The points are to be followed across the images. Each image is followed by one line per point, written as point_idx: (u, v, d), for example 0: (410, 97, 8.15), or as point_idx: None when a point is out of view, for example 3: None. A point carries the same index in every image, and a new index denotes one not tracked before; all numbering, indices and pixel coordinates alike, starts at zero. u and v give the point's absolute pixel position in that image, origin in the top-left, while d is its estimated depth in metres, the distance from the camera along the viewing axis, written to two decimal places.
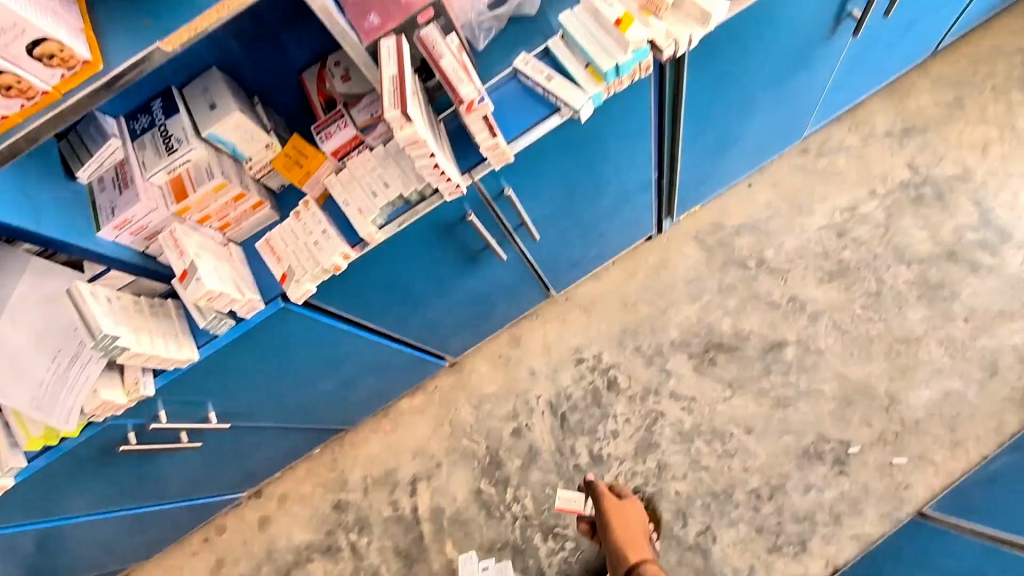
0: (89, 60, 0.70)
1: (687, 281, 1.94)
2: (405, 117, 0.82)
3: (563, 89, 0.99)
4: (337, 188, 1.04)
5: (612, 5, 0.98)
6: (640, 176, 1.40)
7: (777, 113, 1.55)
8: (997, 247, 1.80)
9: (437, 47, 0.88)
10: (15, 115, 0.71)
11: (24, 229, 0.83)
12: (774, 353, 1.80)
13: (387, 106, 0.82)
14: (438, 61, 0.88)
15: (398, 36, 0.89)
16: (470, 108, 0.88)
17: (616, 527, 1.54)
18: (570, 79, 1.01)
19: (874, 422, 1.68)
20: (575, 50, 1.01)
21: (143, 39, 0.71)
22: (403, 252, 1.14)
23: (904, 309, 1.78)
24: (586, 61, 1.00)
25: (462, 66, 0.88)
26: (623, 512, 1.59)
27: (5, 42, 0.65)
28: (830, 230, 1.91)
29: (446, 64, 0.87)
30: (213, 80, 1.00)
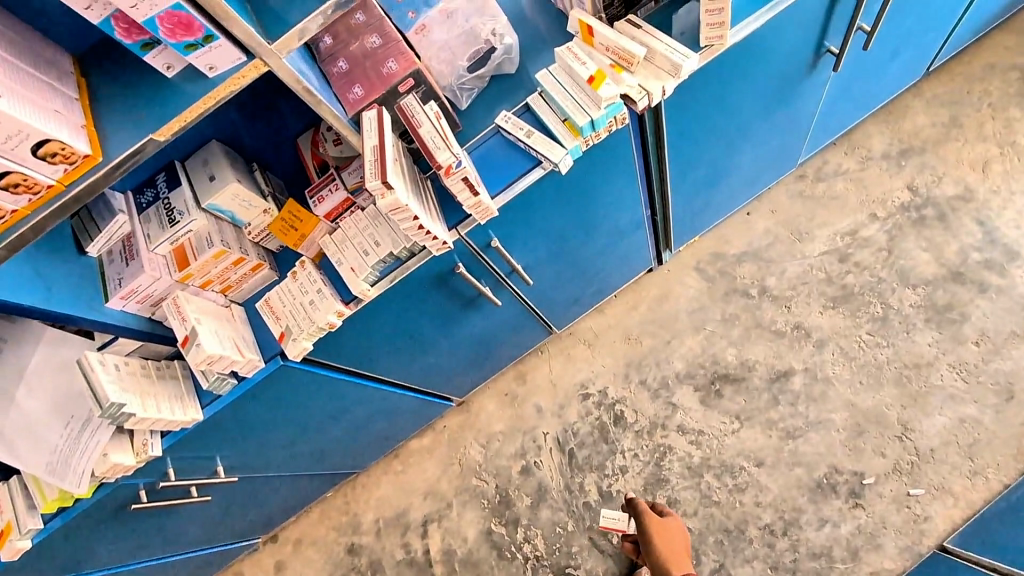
0: (89, 153, 0.75)
1: (690, 312, 1.93)
2: (387, 185, 0.85)
3: (543, 144, 1.02)
4: (331, 249, 1.08)
5: (584, 63, 1.00)
6: (630, 216, 1.42)
7: (766, 145, 1.57)
8: (1004, 266, 1.78)
9: (416, 116, 0.92)
10: (23, 209, 0.77)
11: (35, 307, 0.88)
12: (781, 382, 1.78)
13: (369, 177, 0.85)
14: (417, 129, 0.92)
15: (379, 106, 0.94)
16: (448, 172, 0.92)
17: (659, 543, 1.48)
18: (550, 134, 1.04)
19: (887, 451, 1.65)
20: (553, 105, 1.04)
21: (138, 131, 0.77)
22: (397, 305, 1.17)
23: (912, 333, 1.75)
24: (564, 116, 1.02)
25: (440, 133, 0.92)
26: (668, 530, 1.52)
27: (10, 146, 0.70)
28: (833, 255, 1.89)
29: (424, 132, 0.91)
30: (212, 153, 1.06)
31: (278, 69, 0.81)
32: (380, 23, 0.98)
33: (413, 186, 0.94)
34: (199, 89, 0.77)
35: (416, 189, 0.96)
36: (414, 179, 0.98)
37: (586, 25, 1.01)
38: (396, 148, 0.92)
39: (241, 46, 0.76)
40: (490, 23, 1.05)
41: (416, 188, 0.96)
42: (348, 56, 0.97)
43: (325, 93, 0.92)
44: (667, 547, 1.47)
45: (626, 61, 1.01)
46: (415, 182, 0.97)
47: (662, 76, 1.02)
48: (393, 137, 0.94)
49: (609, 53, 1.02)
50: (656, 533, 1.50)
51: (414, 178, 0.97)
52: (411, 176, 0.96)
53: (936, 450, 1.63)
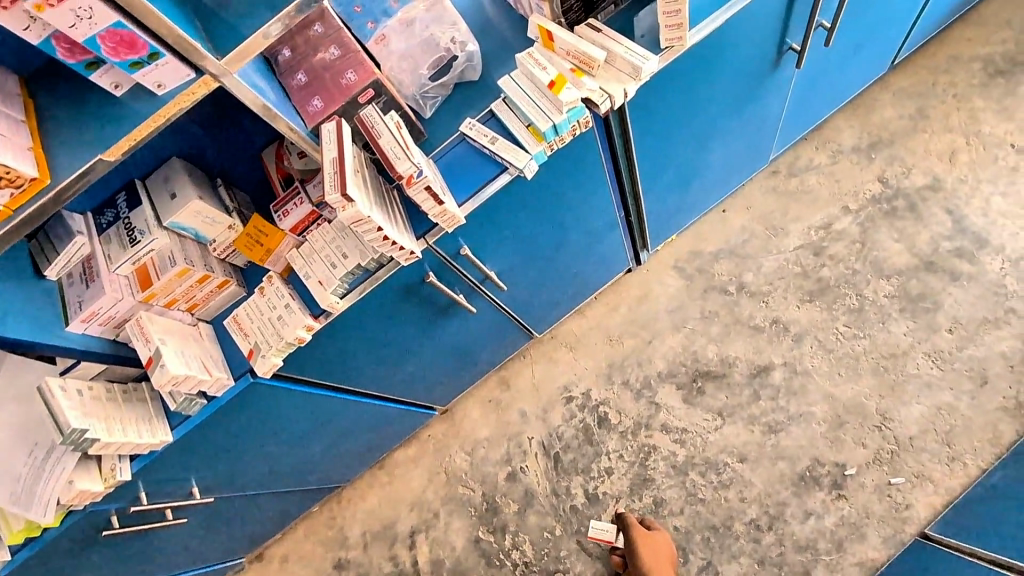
0: (37, 176, 0.74)
1: (669, 311, 1.93)
2: (346, 198, 0.84)
3: (507, 150, 1.02)
4: (298, 262, 1.07)
5: (545, 69, 1.01)
6: (604, 218, 1.42)
7: (735, 143, 1.58)
8: (974, 254, 1.80)
9: (375, 126, 0.92)
10: None
11: None
12: (761, 378, 1.79)
13: (328, 190, 0.84)
14: (377, 139, 0.92)
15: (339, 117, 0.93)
16: (410, 181, 0.91)
17: (646, 557, 1.59)
18: (514, 140, 1.03)
19: (867, 442, 1.67)
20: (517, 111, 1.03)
21: (87, 151, 0.75)
22: (369, 317, 1.16)
23: (887, 323, 1.77)
24: (527, 121, 1.02)
25: (400, 142, 0.91)
26: (655, 544, 1.63)
27: None
28: (807, 249, 1.91)
29: (384, 142, 0.91)
30: (173, 170, 1.04)
31: (228, 85, 0.80)
32: (337, 34, 0.96)
33: (377, 198, 0.93)
34: (147, 107, 0.76)
35: (381, 201, 0.95)
36: (378, 191, 0.97)
37: (546, 30, 1.02)
38: (356, 159, 0.92)
39: (189, 62, 0.75)
40: (451, 31, 1.04)
41: (380, 199, 0.96)
42: (306, 69, 0.95)
43: (282, 107, 0.90)
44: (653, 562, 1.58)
45: (587, 64, 1.02)
46: (379, 194, 0.96)
47: (622, 78, 1.02)
48: (354, 149, 0.93)
49: (570, 57, 1.03)
50: (643, 549, 1.61)
51: (378, 190, 0.97)
52: (374, 188, 0.96)
53: (915, 438, 1.65)
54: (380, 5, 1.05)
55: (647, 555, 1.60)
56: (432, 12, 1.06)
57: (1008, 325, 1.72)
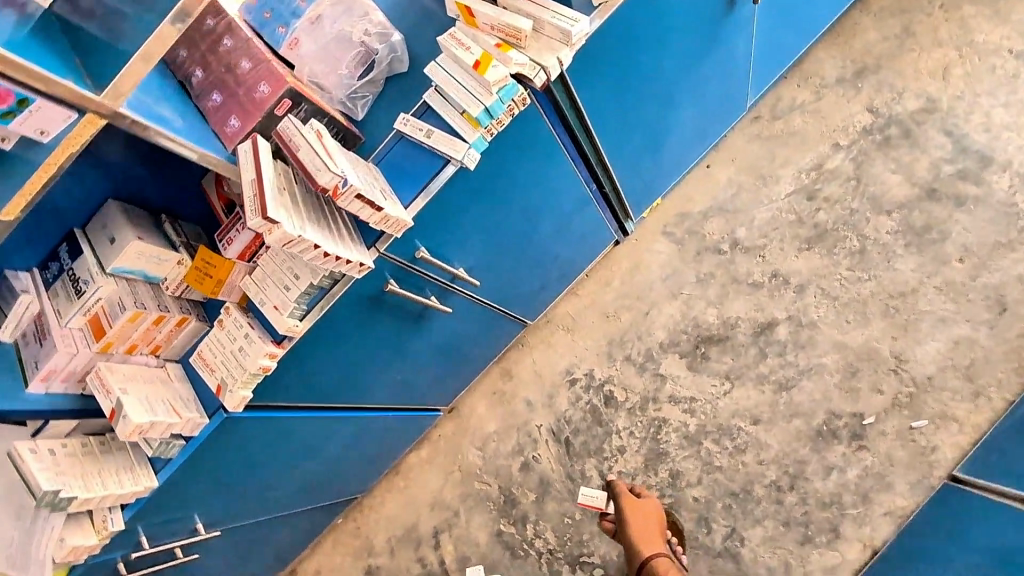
0: None
1: (664, 279, 1.86)
2: (268, 220, 0.79)
3: (445, 142, 0.97)
4: (252, 289, 1.03)
5: (469, 48, 0.94)
6: (573, 195, 1.36)
7: (704, 94, 1.49)
8: (979, 174, 1.69)
9: (292, 138, 0.86)
10: None
11: None
12: (766, 335, 1.72)
13: (250, 215, 0.79)
14: (296, 152, 0.85)
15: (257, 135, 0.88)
16: (336, 193, 0.84)
17: (633, 524, 1.53)
18: (450, 130, 0.98)
19: (884, 387, 1.60)
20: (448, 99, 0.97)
21: None
22: (339, 336, 1.13)
23: (893, 261, 1.68)
24: (459, 108, 0.96)
25: (320, 152, 0.84)
26: (643, 511, 1.56)
27: None
28: (800, 194, 1.81)
29: (303, 155, 0.84)
30: (110, 213, 1.01)
31: (123, 121, 0.76)
32: (246, 45, 0.92)
33: (308, 216, 0.88)
34: (38, 157, 0.74)
35: (315, 217, 0.90)
36: (313, 207, 0.92)
37: (465, 5, 0.93)
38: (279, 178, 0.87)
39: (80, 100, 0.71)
40: (363, 23, 0.98)
41: (315, 215, 0.91)
42: (218, 88, 0.91)
43: (193, 135, 0.86)
44: (641, 529, 1.51)
45: (514, 37, 0.94)
46: (313, 210, 0.91)
47: (553, 46, 0.97)
48: (275, 165, 0.87)
49: (494, 31, 0.95)
50: (629, 516, 1.55)
51: (312, 205, 0.91)
52: (306, 204, 0.90)
53: (933, 376, 1.58)
54: (289, 7, 0.98)
55: (632, 521, 1.54)
56: (340, 4, 0.98)
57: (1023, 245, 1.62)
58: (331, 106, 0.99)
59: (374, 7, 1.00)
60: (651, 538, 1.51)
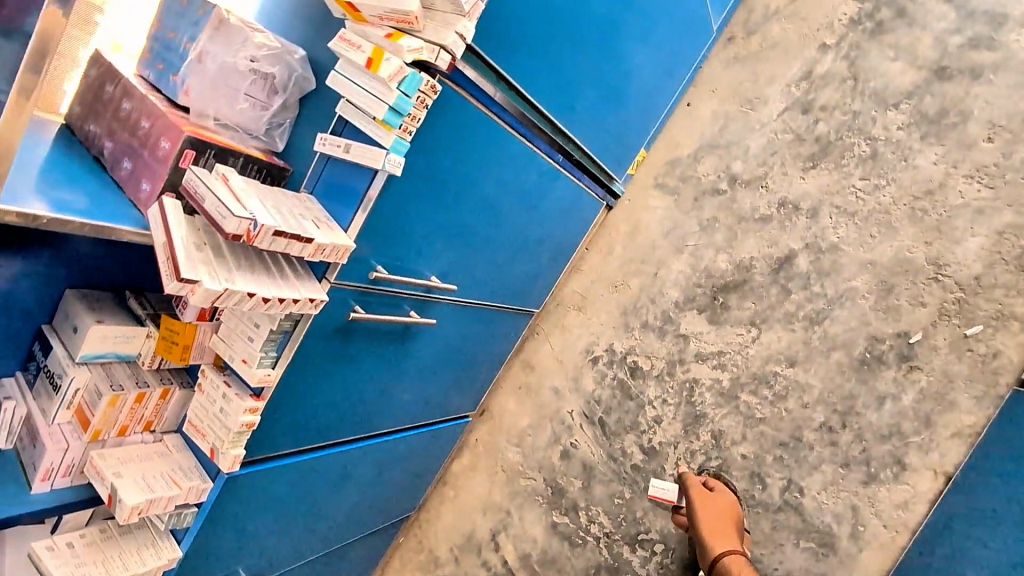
0: None
1: (666, 234, 1.75)
2: (184, 281, 0.75)
3: (363, 153, 0.90)
4: (221, 346, 1.02)
5: (360, 47, 0.86)
6: (534, 172, 1.27)
7: (654, 27, 1.35)
8: (994, 37, 1.48)
9: (196, 190, 0.81)
10: None
11: None
12: (786, 270, 1.59)
13: (165, 282, 0.76)
14: (203, 204, 0.81)
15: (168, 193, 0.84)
16: (250, 238, 0.79)
17: (702, 511, 1.39)
18: (368, 139, 0.91)
19: (926, 298, 1.45)
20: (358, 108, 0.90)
21: None
22: (319, 372, 1.11)
23: (911, 158, 1.51)
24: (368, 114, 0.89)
25: (224, 199, 0.79)
26: (716, 506, 1.42)
27: None
28: (795, 109, 1.64)
29: (208, 205, 0.79)
30: (69, 303, 1.01)
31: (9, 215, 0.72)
32: (143, 104, 0.88)
33: (236, 267, 0.84)
34: None
35: (245, 266, 0.86)
36: (243, 256, 0.88)
37: (345, 1, 0.85)
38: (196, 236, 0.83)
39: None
40: (247, 48, 0.92)
41: (246, 264, 0.87)
42: (127, 154, 0.88)
43: (105, 212, 0.82)
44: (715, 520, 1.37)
45: (405, 22, 0.86)
46: (243, 259, 0.87)
47: (450, 21, 0.88)
48: (190, 222, 0.83)
49: (385, 22, 0.86)
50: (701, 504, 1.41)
51: (241, 253, 0.88)
52: (234, 255, 0.86)
53: (981, 277, 1.42)
54: (175, 51, 0.92)
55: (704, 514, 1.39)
56: (218, 34, 0.91)
57: None
58: (248, 143, 0.95)
59: (257, 28, 0.94)
60: (725, 533, 1.34)
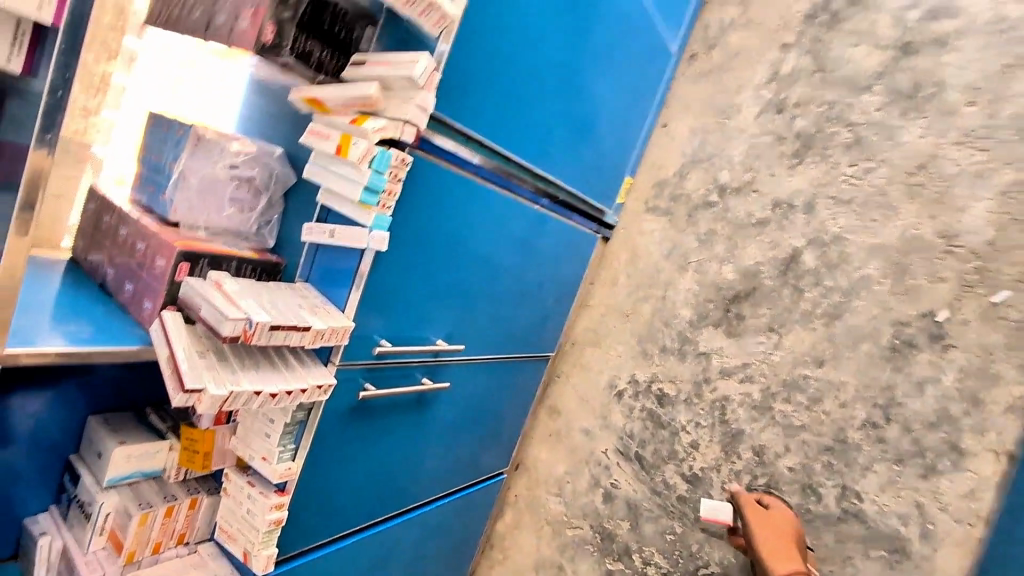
0: None
1: (666, 256, 1.74)
2: (190, 391, 0.75)
3: (347, 235, 0.91)
4: (241, 447, 1.03)
5: (329, 136, 0.88)
6: (521, 221, 1.28)
7: (614, 62, 1.36)
8: (952, 4, 1.47)
9: (192, 300, 0.82)
10: None
11: None
12: (793, 270, 1.56)
13: (170, 394, 0.75)
14: (200, 311, 0.81)
15: (168, 308, 0.85)
16: (247, 337, 0.79)
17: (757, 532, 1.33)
18: (350, 221, 0.92)
19: (944, 273, 1.40)
20: (339, 193, 0.92)
21: None
22: (341, 455, 1.10)
23: (895, 137, 1.49)
24: (348, 197, 0.90)
25: (219, 304, 0.79)
26: (773, 524, 1.35)
27: None
28: (769, 111, 1.65)
29: (204, 312, 0.80)
30: (93, 429, 1.04)
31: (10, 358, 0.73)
32: (136, 227, 0.91)
33: (237, 367, 0.84)
34: None
35: (248, 366, 0.86)
36: (246, 358, 0.88)
37: (309, 97, 0.87)
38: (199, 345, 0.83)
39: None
40: (226, 158, 0.92)
41: (249, 365, 0.86)
42: (128, 277, 0.91)
43: (111, 337, 0.84)
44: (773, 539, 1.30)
45: (368, 105, 0.85)
46: (246, 361, 0.87)
47: (410, 96, 0.85)
48: (192, 331, 0.84)
49: (350, 107, 0.87)
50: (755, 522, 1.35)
51: (243, 353, 0.87)
52: (236, 357, 0.86)
53: (996, 240, 1.36)
54: (162, 173, 0.93)
55: (762, 533, 1.33)
56: (197, 151, 0.90)
57: None
58: (237, 247, 0.96)
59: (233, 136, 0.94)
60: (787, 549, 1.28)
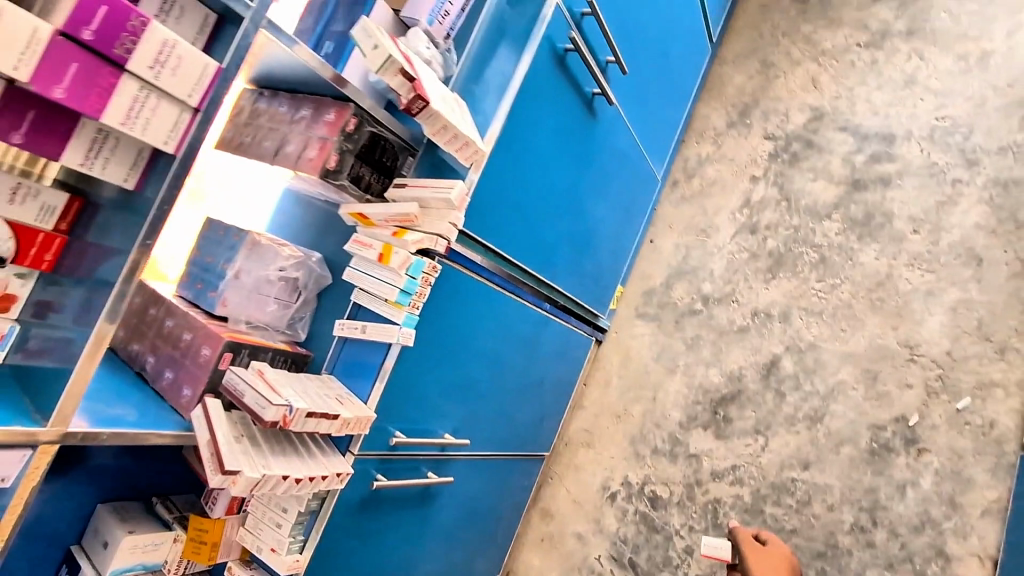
0: None
1: (656, 358, 1.85)
2: (228, 473, 0.80)
3: (378, 331, 1.01)
4: (249, 538, 1.04)
5: (370, 245, 1.01)
6: (526, 322, 1.39)
7: (611, 188, 1.54)
8: (891, 151, 1.75)
9: (236, 388, 0.89)
10: None
11: None
12: (775, 375, 1.67)
13: (210, 476, 0.81)
14: (242, 399, 0.88)
15: (209, 395, 0.91)
16: (286, 423, 0.86)
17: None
18: (382, 319, 1.02)
19: (911, 380, 1.53)
20: (372, 294, 1.03)
21: None
22: (346, 550, 1.11)
23: (855, 257, 1.69)
24: (382, 297, 1.01)
25: (262, 392, 0.87)
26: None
27: None
28: (744, 231, 1.85)
29: (248, 399, 0.87)
30: (100, 518, 1.04)
31: (73, 437, 0.76)
32: (185, 318, 1.00)
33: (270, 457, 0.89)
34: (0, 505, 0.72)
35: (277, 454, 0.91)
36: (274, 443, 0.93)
37: (357, 212, 1.01)
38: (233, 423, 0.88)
39: (27, 441, 0.71)
40: (277, 261, 1.04)
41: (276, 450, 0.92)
42: (169, 364, 0.98)
43: (152, 420, 0.89)
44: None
45: (407, 220, 1.00)
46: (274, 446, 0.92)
47: (445, 215, 1.00)
48: (228, 418, 0.90)
49: (390, 222, 1.01)
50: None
51: (274, 439, 0.93)
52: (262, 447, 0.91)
53: (952, 351, 1.51)
54: (213, 271, 1.04)
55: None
56: (252, 254, 1.03)
57: (963, 196, 1.64)
58: (273, 339, 1.04)
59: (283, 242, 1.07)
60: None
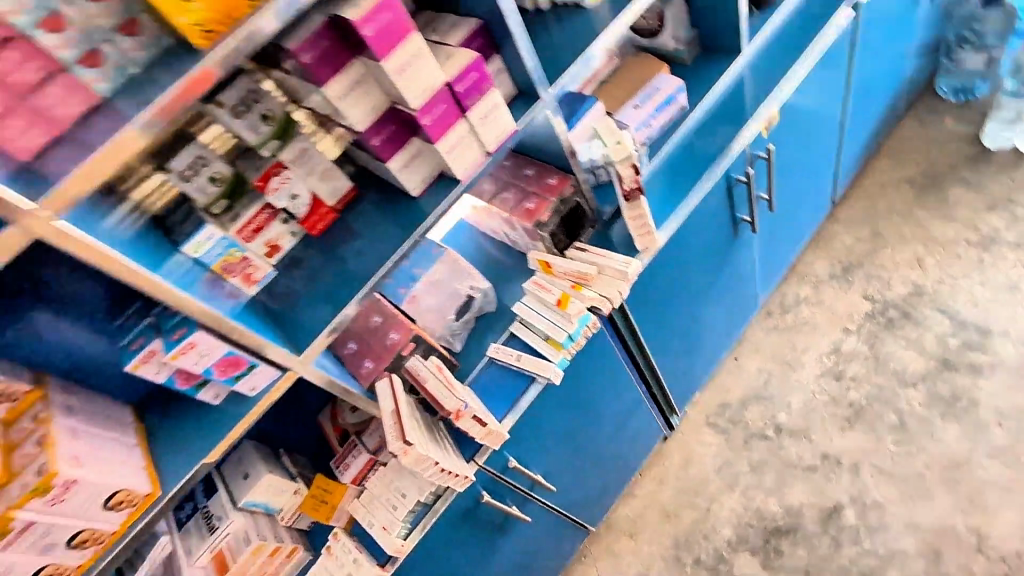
0: (150, 490, 0.95)
1: (717, 470, 1.90)
2: (407, 443, 0.96)
3: (533, 363, 1.16)
4: (361, 511, 1.13)
5: (550, 291, 1.18)
6: (628, 398, 1.51)
7: (726, 303, 1.71)
8: (984, 343, 1.86)
9: (420, 373, 1.08)
10: (121, 527, 0.93)
11: None
12: (834, 520, 1.71)
13: (391, 439, 0.96)
14: (424, 384, 1.08)
15: (390, 371, 1.08)
16: (459, 415, 1.04)
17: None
18: (536, 352, 1.18)
19: (975, 569, 1.55)
20: (534, 329, 1.19)
21: (193, 457, 1.00)
22: (434, 550, 1.20)
23: (934, 432, 1.76)
24: (542, 334, 1.18)
25: (444, 383, 1.07)
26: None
27: (88, 505, 0.88)
28: (828, 376, 1.95)
29: (431, 384, 1.07)
30: (244, 451, 1.18)
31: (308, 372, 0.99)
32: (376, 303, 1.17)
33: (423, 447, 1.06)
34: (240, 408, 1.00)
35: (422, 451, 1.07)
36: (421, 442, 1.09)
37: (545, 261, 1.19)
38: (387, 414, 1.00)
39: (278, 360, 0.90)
40: (468, 280, 1.24)
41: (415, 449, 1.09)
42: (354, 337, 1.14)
43: (339, 374, 1.07)
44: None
45: (584, 279, 1.17)
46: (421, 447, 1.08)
47: (616, 283, 1.16)
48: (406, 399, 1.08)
49: (569, 276, 1.18)
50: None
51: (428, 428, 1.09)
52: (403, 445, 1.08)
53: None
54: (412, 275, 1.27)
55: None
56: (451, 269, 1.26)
57: None
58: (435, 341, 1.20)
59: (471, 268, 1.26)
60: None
